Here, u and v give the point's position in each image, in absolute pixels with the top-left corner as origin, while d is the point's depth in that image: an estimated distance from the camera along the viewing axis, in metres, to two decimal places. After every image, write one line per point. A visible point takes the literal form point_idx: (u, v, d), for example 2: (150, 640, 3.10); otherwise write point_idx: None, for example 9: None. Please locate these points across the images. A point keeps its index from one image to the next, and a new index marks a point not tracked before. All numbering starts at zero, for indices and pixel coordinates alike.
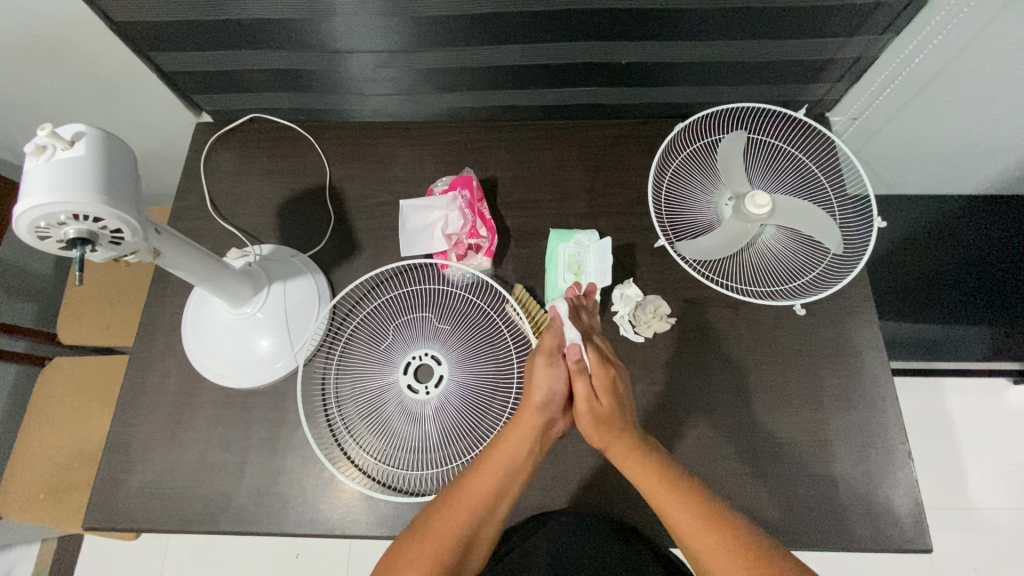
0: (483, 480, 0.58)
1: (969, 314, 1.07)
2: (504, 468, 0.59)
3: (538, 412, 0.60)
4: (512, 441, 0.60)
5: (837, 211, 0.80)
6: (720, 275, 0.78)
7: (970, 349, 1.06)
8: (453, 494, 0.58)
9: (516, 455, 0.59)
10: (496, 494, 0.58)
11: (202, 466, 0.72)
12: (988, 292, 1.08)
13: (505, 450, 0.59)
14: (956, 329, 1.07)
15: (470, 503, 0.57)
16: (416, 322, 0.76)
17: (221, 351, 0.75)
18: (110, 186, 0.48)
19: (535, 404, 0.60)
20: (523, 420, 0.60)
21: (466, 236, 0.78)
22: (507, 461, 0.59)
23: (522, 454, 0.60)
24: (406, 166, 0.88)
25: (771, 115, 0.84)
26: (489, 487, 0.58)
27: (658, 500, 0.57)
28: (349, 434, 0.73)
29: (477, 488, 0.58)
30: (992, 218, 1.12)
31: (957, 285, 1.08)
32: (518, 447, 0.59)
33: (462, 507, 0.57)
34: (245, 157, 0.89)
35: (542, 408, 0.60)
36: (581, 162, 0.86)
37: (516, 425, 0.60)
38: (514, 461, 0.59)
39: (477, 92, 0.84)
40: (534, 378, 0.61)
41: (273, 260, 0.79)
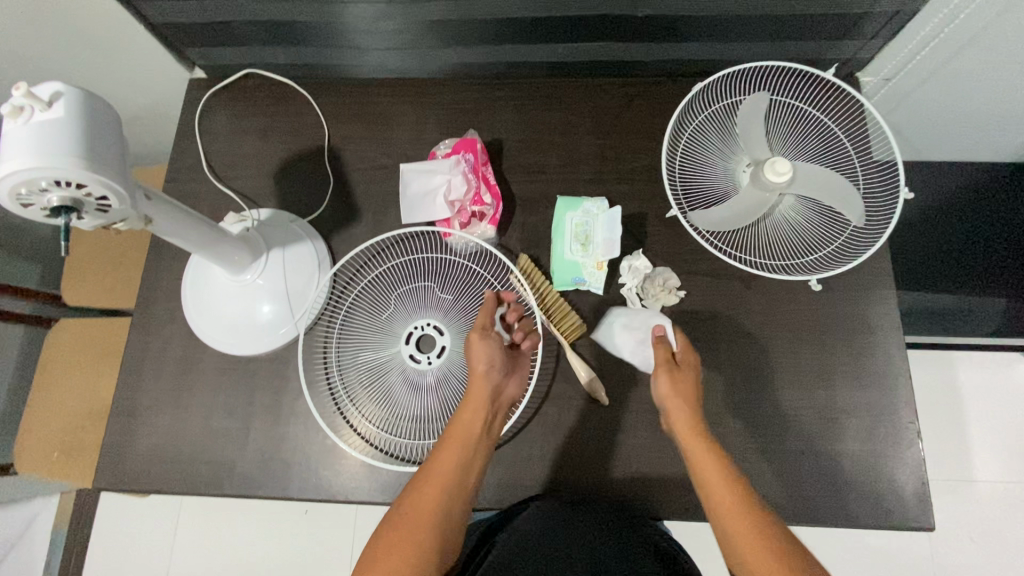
0: (446, 456, 0.56)
1: (988, 288, 1.03)
2: (464, 439, 0.57)
3: (487, 376, 0.60)
4: (468, 412, 0.59)
5: (861, 180, 0.76)
6: (733, 247, 0.75)
7: (977, 326, 1.05)
8: (421, 479, 0.55)
9: (474, 426, 0.58)
10: (463, 468, 0.56)
11: (206, 431, 0.72)
12: (1015, 265, 1.03)
13: (461, 422, 0.58)
14: (976, 303, 1.04)
15: (438, 482, 0.55)
16: (418, 290, 0.74)
17: (222, 318, 0.74)
18: (93, 151, 0.45)
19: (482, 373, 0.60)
20: (471, 393, 0.60)
21: (470, 203, 0.75)
22: (466, 432, 0.58)
23: (479, 425, 0.59)
24: (407, 127, 0.84)
25: (797, 75, 0.79)
26: (456, 461, 0.56)
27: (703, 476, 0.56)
28: (351, 403, 0.72)
29: (444, 465, 0.55)
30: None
31: (978, 257, 1.04)
32: (474, 417, 0.59)
33: (431, 487, 0.54)
34: (240, 115, 0.86)
35: (490, 374, 0.60)
36: (592, 124, 0.82)
37: (467, 401, 0.60)
38: (474, 432, 0.58)
39: (482, 47, 0.79)
40: (473, 353, 0.61)
41: (270, 225, 0.77)
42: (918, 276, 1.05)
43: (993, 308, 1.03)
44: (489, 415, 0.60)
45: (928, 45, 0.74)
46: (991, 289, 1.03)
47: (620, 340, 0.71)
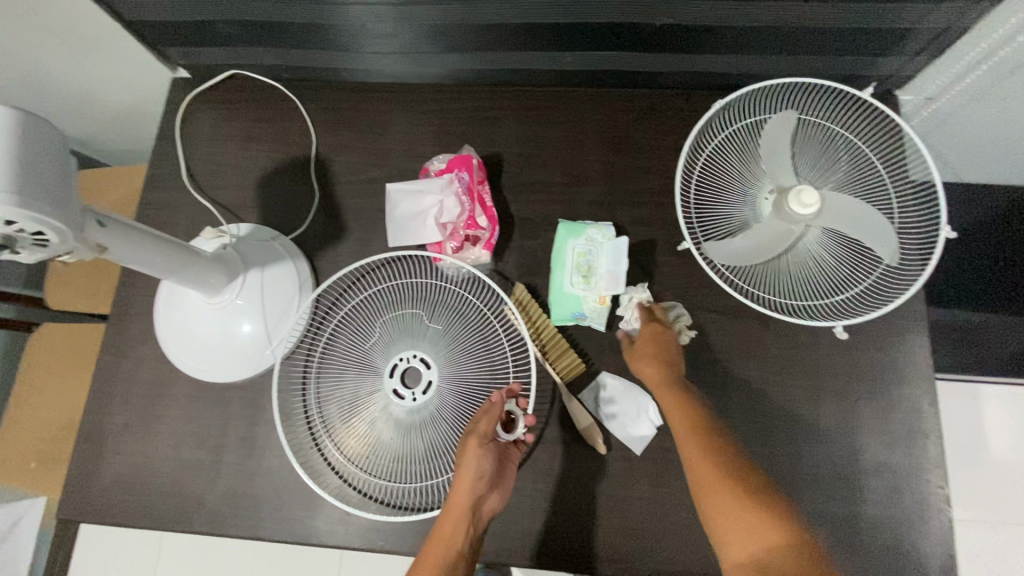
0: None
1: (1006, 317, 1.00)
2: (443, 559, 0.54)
3: (470, 492, 0.55)
4: (449, 525, 0.55)
5: (896, 213, 0.68)
6: (751, 285, 0.68)
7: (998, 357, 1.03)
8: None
9: (454, 543, 0.55)
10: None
11: (175, 463, 0.68)
12: None
13: (439, 540, 0.55)
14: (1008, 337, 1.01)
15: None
16: (404, 318, 0.69)
17: (194, 341, 0.69)
18: (24, 183, 0.40)
19: (464, 487, 0.56)
20: (451, 507, 0.56)
21: (463, 226, 0.69)
22: (444, 550, 0.54)
23: (460, 541, 0.55)
24: (401, 138, 0.78)
25: (829, 94, 0.71)
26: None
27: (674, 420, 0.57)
28: (329, 439, 0.68)
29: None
30: None
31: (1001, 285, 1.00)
32: (454, 533, 0.55)
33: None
34: (224, 120, 0.80)
35: (472, 489, 0.56)
36: (600, 140, 0.75)
37: (446, 513, 0.55)
38: (454, 550, 0.55)
39: (484, 54, 0.73)
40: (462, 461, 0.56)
41: (249, 242, 0.72)
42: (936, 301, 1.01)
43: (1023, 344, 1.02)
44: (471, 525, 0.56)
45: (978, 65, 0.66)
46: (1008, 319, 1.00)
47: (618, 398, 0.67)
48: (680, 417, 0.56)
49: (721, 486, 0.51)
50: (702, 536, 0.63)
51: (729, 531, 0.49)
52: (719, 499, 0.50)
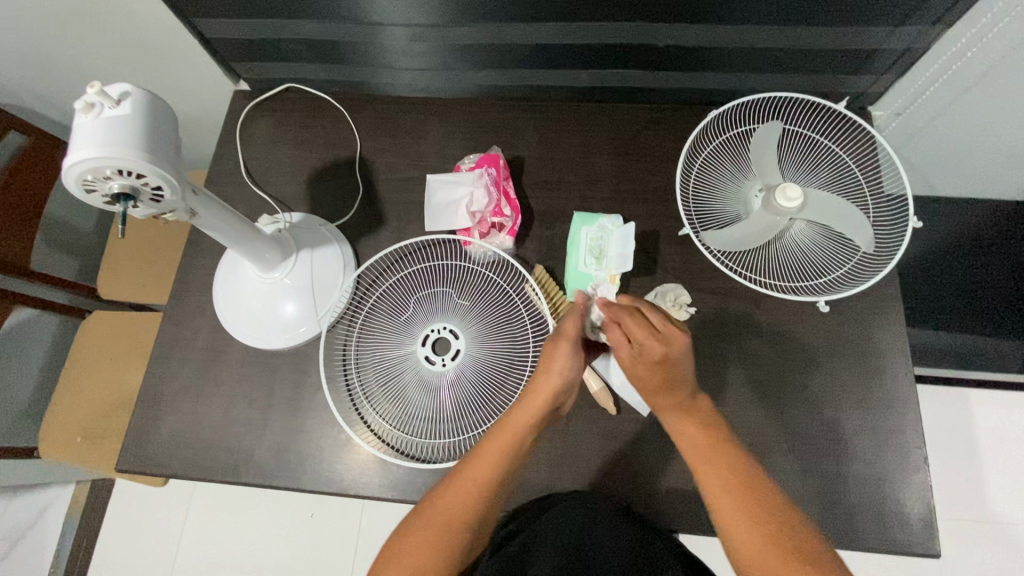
0: (488, 458, 0.57)
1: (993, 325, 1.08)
2: (507, 448, 0.58)
3: (546, 397, 0.60)
4: (526, 416, 0.60)
5: (870, 209, 0.78)
6: (744, 268, 0.77)
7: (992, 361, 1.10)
8: (460, 473, 0.57)
9: (520, 437, 0.59)
10: (500, 476, 0.58)
11: (226, 421, 0.75)
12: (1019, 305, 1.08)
13: (509, 430, 0.59)
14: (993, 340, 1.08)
15: (477, 480, 0.57)
16: (437, 295, 0.77)
17: (250, 312, 0.77)
18: (153, 145, 0.50)
19: (540, 391, 0.60)
20: (521, 406, 0.60)
21: (490, 214, 0.78)
22: (510, 441, 0.58)
23: (524, 438, 0.59)
24: (434, 142, 0.88)
25: (809, 107, 0.82)
26: (497, 466, 0.57)
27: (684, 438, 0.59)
28: (366, 400, 0.75)
29: (485, 466, 0.57)
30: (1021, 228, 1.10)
31: (982, 295, 1.09)
32: (521, 429, 0.59)
33: (469, 483, 0.56)
34: (279, 125, 0.91)
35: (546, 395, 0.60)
36: (610, 145, 0.86)
37: (526, 406, 0.60)
38: (519, 443, 0.59)
39: (509, 71, 0.84)
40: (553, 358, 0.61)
41: (301, 228, 0.81)
42: (922, 310, 1.10)
43: (1010, 347, 1.08)
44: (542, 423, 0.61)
45: (936, 83, 0.78)
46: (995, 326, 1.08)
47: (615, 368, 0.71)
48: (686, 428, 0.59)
49: (727, 474, 0.55)
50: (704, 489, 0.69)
51: (730, 508, 0.53)
52: (721, 482, 0.55)
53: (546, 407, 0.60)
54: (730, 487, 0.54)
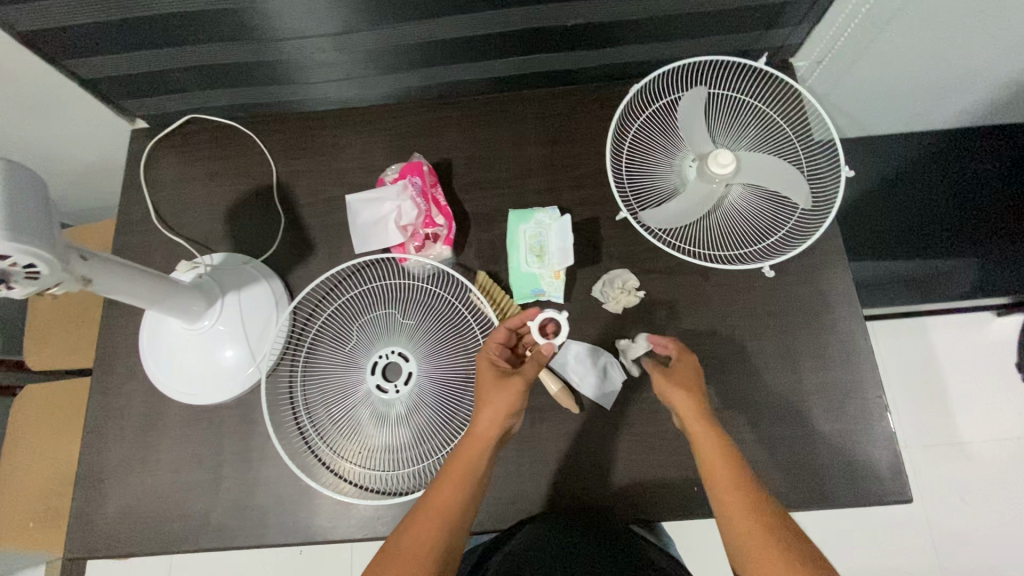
0: (447, 489, 0.56)
1: (950, 249, 1.07)
2: (468, 474, 0.57)
3: (499, 417, 0.59)
4: (484, 424, 0.59)
5: (804, 163, 0.77)
6: (687, 242, 0.75)
7: (960, 283, 1.06)
8: (421, 512, 0.54)
9: (479, 462, 0.58)
10: (467, 496, 0.56)
11: (177, 486, 0.71)
12: (966, 227, 1.08)
13: (466, 456, 0.58)
14: (939, 261, 1.07)
15: (441, 514, 0.54)
16: (380, 317, 0.74)
17: (183, 366, 0.73)
18: (14, 220, 0.44)
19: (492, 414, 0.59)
20: (478, 429, 0.59)
21: (422, 225, 0.74)
22: (470, 467, 0.57)
23: (481, 464, 0.58)
24: (355, 155, 0.84)
25: (731, 68, 0.80)
26: (458, 496, 0.56)
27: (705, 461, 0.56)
28: (321, 440, 0.71)
29: (441, 503, 0.55)
30: (956, 153, 1.13)
31: (930, 223, 1.09)
32: (479, 452, 0.58)
33: (444, 497, 0.55)
34: (187, 162, 0.85)
35: (498, 417, 0.59)
36: (536, 134, 0.83)
37: (481, 414, 0.59)
38: (476, 471, 0.57)
39: (420, 71, 0.80)
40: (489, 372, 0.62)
41: (225, 269, 0.76)
42: (874, 245, 1.09)
43: (968, 268, 1.06)
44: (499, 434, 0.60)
45: (849, 26, 0.77)
46: (952, 249, 1.07)
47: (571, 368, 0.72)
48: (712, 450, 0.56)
49: (749, 509, 0.51)
50: (676, 472, 0.69)
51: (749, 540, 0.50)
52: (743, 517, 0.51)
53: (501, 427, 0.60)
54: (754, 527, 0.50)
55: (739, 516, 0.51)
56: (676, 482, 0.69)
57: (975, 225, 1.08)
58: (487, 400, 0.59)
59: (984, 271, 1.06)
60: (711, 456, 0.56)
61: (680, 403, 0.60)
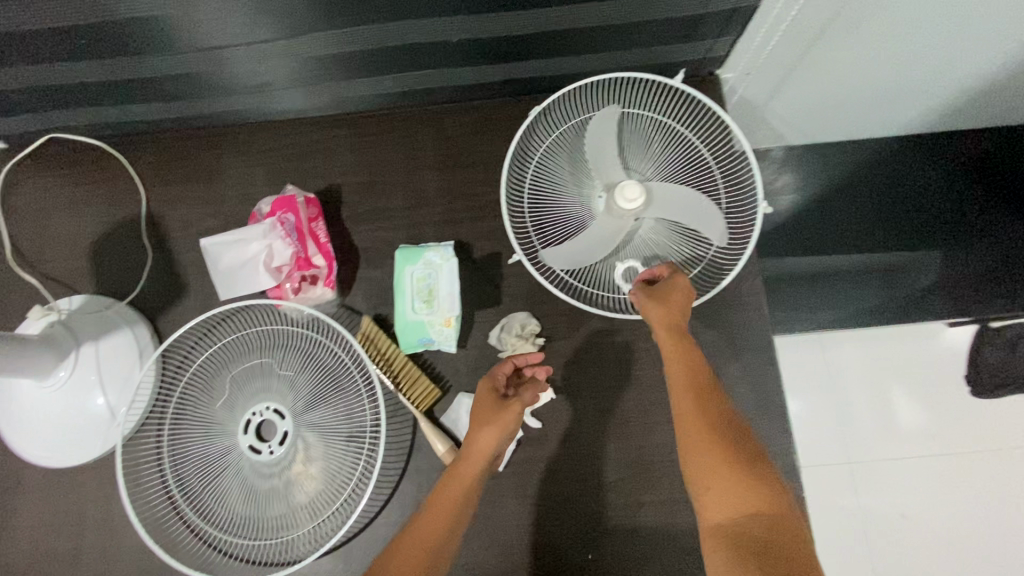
0: (432, 522, 0.52)
1: (910, 243, 1.05)
2: (453, 507, 0.53)
3: (489, 448, 0.54)
4: (478, 452, 0.54)
5: (722, 192, 0.70)
6: (592, 284, 0.69)
7: (921, 276, 1.04)
8: (403, 543, 0.51)
9: (466, 494, 0.54)
10: (450, 533, 0.52)
11: (34, 556, 0.65)
12: (927, 220, 1.05)
13: (454, 485, 0.54)
14: (893, 254, 1.04)
15: (423, 546, 0.51)
16: (255, 368, 0.67)
17: (35, 426, 0.66)
18: None
19: (483, 446, 0.54)
20: (466, 462, 0.55)
21: (296, 267, 0.66)
22: (457, 497, 0.54)
23: (468, 495, 0.54)
24: (234, 182, 0.75)
25: (645, 84, 0.72)
26: (440, 530, 0.52)
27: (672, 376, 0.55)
28: (190, 505, 0.65)
29: (424, 537, 0.51)
30: (908, 156, 1.06)
31: (892, 219, 1.06)
32: (469, 482, 0.54)
33: (427, 531, 0.51)
34: (49, 189, 0.77)
35: (491, 447, 0.54)
36: (434, 158, 0.75)
37: (476, 439, 0.54)
38: (463, 502, 0.54)
39: (301, 88, 0.71)
40: (482, 396, 0.57)
41: (84, 316, 0.69)
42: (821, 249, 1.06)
43: (930, 258, 1.05)
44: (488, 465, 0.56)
45: (774, 39, 0.70)
46: (912, 243, 1.05)
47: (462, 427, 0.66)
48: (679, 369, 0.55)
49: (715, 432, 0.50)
50: (572, 536, 0.64)
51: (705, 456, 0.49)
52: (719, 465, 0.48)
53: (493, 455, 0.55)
54: (726, 482, 0.47)
55: (698, 440, 0.50)
56: (571, 546, 0.64)
57: (934, 219, 1.05)
58: (480, 429, 0.55)
59: (947, 265, 1.05)
60: (680, 376, 0.54)
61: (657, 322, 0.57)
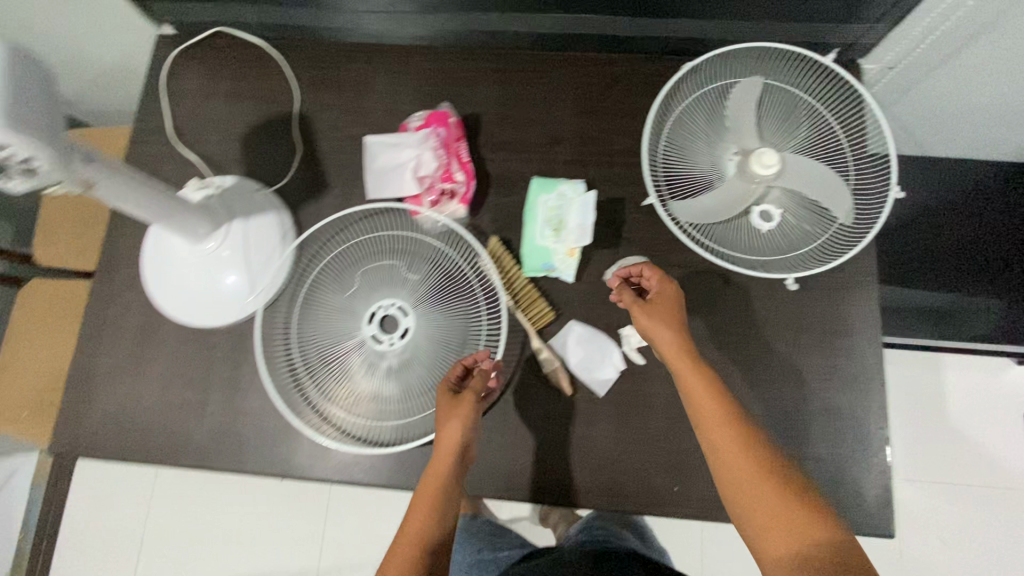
0: (416, 517, 0.56)
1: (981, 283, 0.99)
2: (434, 501, 0.57)
3: (451, 441, 0.59)
4: (441, 447, 0.59)
5: (852, 174, 0.72)
6: (713, 241, 0.72)
7: (984, 321, 0.98)
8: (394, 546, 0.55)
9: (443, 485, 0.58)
10: (437, 527, 0.56)
11: (163, 400, 0.71)
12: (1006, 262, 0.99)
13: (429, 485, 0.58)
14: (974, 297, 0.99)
15: (412, 542, 0.54)
16: (384, 268, 0.72)
17: (178, 284, 0.71)
18: (18, 111, 0.42)
19: (447, 439, 0.59)
20: (434, 459, 0.59)
21: (439, 179, 0.73)
22: (435, 492, 0.58)
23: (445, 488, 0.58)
24: (382, 96, 0.80)
25: (793, 59, 0.74)
26: (426, 524, 0.56)
27: (693, 401, 0.57)
28: (310, 380, 0.70)
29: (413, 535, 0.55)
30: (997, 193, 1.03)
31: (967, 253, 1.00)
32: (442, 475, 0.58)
33: (412, 532, 0.55)
34: (210, 78, 0.82)
35: (453, 437, 0.59)
36: (574, 101, 0.78)
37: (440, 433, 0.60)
38: (443, 493, 0.58)
39: (463, 15, 0.75)
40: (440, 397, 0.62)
41: (235, 195, 0.74)
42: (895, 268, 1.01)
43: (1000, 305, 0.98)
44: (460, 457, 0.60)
45: (930, 33, 0.71)
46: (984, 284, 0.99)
47: (569, 351, 0.70)
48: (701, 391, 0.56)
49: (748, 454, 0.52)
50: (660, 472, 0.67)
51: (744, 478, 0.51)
52: (760, 503, 0.50)
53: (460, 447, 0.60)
54: (764, 499, 0.50)
55: (734, 465, 0.52)
56: (657, 480, 0.67)
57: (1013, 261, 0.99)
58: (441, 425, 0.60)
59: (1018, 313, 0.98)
60: (702, 402, 0.56)
61: (667, 346, 0.59)
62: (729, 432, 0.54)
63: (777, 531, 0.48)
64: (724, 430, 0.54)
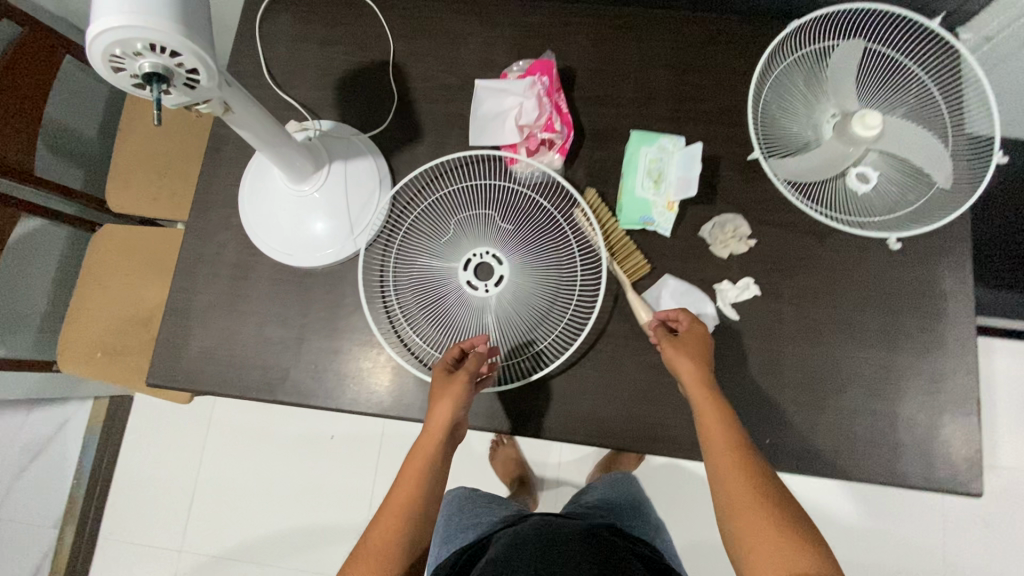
0: (402, 489, 0.59)
1: None
2: (420, 477, 0.59)
3: (442, 421, 0.61)
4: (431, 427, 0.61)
5: (951, 139, 0.72)
6: (810, 200, 0.72)
7: None
8: (379, 514, 0.58)
9: (430, 461, 0.60)
10: (421, 502, 0.58)
11: (259, 339, 0.72)
12: None
13: (416, 460, 0.60)
14: None
15: (398, 513, 0.57)
16: (478, 217, 0.72)
17: (279, 225, 0.72)
18: (190, 16, 0.42)
19: (438, 418, 0.61)
20: (425, 436, 0.61)
21: (540, 129, 0.73)
22: (421, 468, 0.60)
23: (431, 465, 0.60)
24: (476, 47, 0.80)
25: (894, 23, 0.74)
26: (410, 498, 0.58)
27: (704, 423, 0.59)
28: (405, 321, 0.72)
29: (398, 506, 0.58)
30: None
31: None
32: (430, 453, 0.60)
33: (396, 503, 0.58)
34: (300, 23, 0.82)
35: (444, 416, 0.61)
36: (669, 59, 0.78)
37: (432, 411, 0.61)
38: (429, 469, 0.60)
39: None
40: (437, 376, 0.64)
41: (335, 139, 0.75)
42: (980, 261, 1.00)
43: None
44: (449, 435, 0.62)
45: None
46: None
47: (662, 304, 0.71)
48: (711, 412, 0.59)
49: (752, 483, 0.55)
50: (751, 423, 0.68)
51: (742, 501, 0.54)
52: (753, 521, 0.53)
53: (449, 426, 0.61)
54: (756, 521, 0.53)
55: (736, 490, 0.55)
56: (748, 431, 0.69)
57: None
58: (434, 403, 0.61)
59: None
60: (714, 427, 0.58)
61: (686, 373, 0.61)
62: (735, 460, 0.56)
63: (767, 551, 0.52)
64: (729, 456, 0.57)
